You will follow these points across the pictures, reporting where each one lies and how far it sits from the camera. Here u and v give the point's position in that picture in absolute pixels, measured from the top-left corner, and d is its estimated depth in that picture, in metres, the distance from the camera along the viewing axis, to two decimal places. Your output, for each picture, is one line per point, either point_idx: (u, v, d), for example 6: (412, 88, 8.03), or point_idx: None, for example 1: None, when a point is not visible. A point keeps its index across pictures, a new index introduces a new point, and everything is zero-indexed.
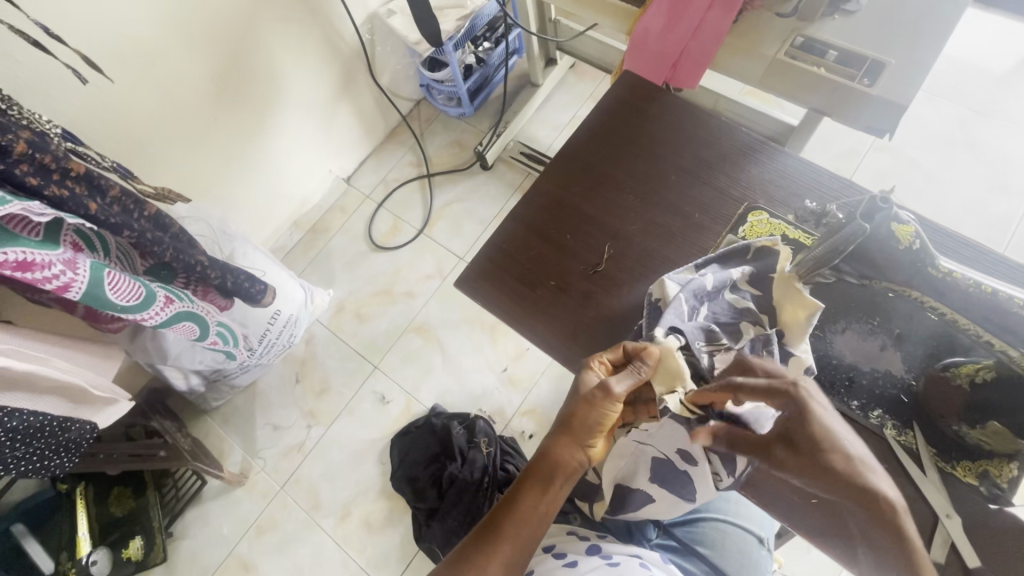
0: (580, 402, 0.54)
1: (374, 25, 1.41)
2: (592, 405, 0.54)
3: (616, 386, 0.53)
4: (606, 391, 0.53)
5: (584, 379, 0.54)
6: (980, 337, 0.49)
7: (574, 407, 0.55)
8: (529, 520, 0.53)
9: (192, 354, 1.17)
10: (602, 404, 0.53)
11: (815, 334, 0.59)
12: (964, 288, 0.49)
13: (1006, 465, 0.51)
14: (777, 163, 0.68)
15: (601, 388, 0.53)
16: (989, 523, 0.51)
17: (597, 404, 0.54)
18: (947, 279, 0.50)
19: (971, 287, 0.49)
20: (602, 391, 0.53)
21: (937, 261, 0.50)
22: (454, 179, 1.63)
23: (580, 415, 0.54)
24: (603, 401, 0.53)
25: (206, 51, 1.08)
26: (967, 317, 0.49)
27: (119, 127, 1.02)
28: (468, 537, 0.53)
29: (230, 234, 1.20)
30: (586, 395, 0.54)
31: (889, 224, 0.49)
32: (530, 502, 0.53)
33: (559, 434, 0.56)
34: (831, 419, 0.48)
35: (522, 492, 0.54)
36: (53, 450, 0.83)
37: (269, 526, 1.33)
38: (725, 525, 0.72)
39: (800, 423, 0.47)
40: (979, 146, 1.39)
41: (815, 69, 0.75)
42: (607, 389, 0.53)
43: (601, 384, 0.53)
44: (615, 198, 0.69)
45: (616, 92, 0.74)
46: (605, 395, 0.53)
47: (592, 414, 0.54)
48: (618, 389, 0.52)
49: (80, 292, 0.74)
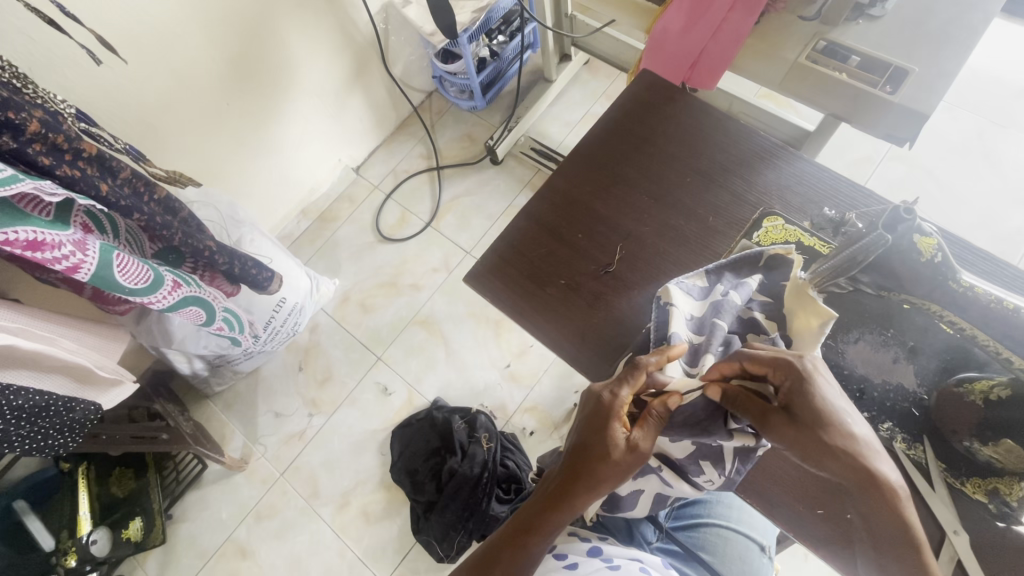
0: (606, 464, 0.48)
1: (389, 15, 1.40)
2: (619, 469, 0.48)
3: (646, 445, 0.48)
4: (637, 452, 0.48)
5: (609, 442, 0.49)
6: (999, 353, 0.49)
7: (595, 466, 0.49)
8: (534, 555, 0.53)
9: (198, 338, 1.17)
10: (630, 467, 0.49)
11: (827, 344, 0.58)
12: (986, 304, 0.48)
13: (1016, 484, 0.50)
14: (793, 168, 0.67)
15: (630, 448, 0.48)
16: (996, 541, 0.51)
17: (624, 468, 0.48)
18: (967, 293, 0.49)
19: (993, 303, 0.48)
20: (633, 455, 0.48)
21: (960, 275, 0.49)
22: (464, 173, 1.62)
23: (603, 479, 0.48)
24: (632, 467, 0.48)
25: (219, 36, 1.08)
26: (988, 334, 0.49)
27: (131, 109, 1.02)
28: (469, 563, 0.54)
29: (238, 220, 1.20)
30: (616, 459, 0.48)
31: (911, 236, 0.49)
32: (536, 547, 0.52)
33: (574, 487, 0.50)
34: (835, 399, 0.47)
35: (531, 541, 0.52)
36: (58, 429, 0.84)
37: (267, 512, 1.33)
38: (726, 532, 0.72)
39: (810, 408, 0.46)
40: (996, 158, 1.37)
41: (836, 74, 0.74)
42: (637, 451, 0.48)
43: (630, 446, 0.48)
44: (629, 199, 0.68)
45: (633, 90, 0.73)
46: (635, 454, 0.48)
47: (614, 478, 0.49)
48: (646, 449, 0.48)
49: (89, 274, 0.74)
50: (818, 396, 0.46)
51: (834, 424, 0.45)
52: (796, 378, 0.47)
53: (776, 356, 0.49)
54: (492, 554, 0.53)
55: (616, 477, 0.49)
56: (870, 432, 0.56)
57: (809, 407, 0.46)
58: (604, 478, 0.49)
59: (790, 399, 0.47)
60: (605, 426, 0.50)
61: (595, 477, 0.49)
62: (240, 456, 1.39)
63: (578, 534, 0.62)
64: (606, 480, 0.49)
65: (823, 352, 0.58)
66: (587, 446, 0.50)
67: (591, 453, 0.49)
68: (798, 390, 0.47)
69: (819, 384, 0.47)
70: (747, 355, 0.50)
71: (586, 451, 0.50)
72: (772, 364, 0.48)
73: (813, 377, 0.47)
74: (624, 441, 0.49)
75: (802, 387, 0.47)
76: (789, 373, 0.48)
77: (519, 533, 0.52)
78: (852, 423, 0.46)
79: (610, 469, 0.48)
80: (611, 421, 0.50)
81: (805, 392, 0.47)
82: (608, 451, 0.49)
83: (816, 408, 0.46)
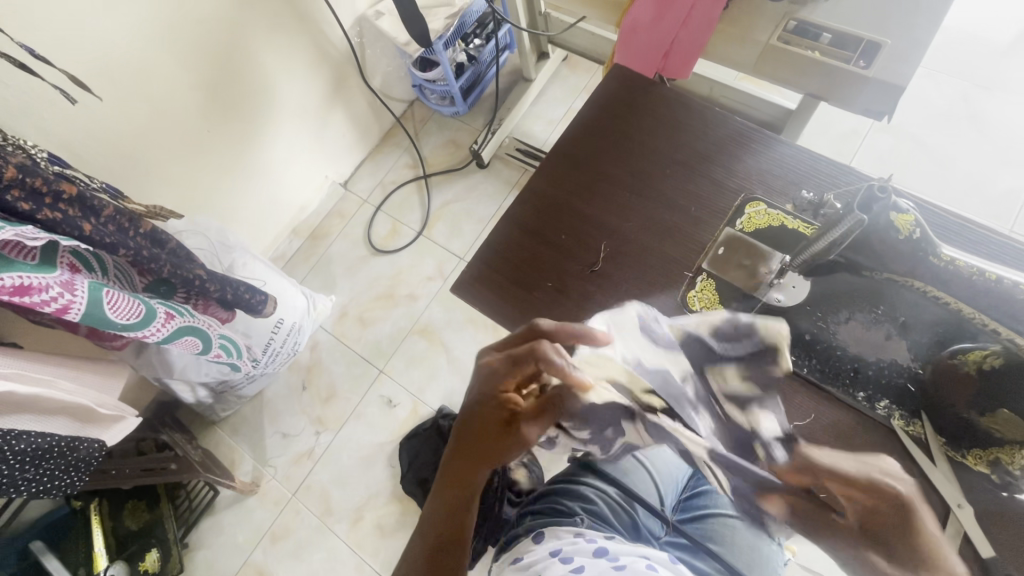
0: (491, 440, 0.53)
1: (362, 28, 1.41)
2: (508, 436, 0.52)
3: (534, 429, 0.52)
4: (523, 432, 0.52)
5: (500, 406, 0.53)
6: (986, 324, 0.50)
7: (482, 441, 0.53)
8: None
9: (198, 366, 1.18)
10: (518, 438, 0.52)
11: (817, 325, 0.59)
12: (967, 275, 0.51)
13: (1017, 453, 0.49)
14: (772, 151, 0.66)
15: (513, 429, 0.52)
16: (1004, 511, 0.50)
17: (514, 439, 0.52)
18: (948, 266, 0.52)
19: (974, 274, 0.51)
20: (522, 427, 0.52)
21: (940, 250, 0.52)
22: (451, 179, 1.62)
23: (489, 453, 0.53)
24: (518, 443, 0.52)
25: (193, 65, 1.08)
26: (971, 305, 0.51)
27: (112, 145, 1.02)
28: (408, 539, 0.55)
29: (229, 246, 1.19)
30: (500, 437, 0.53)
31: (888, 213, 0.51)
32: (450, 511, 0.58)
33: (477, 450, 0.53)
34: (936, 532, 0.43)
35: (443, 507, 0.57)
36: (64, 470, 0.84)
37: (282, 533, 1.34)
38: (731, 521, 0.70)
39: (898, 540, 0.42)
40: (983, 121, 1.36)
41: (809, 54, 0.73)
42: (525, 423, 0.52)
43: (520, 418, 0.52)
44: (610, 196, 0.68)
45: (607, 85, 0.73)
46: (523, 435, 0.52)
47: (501, 451, 0.53)
48: (534, 421, 0.52)
49: (80, 313, 0.75)
50: (911, 522, 0.42)
51: (929, 564, 0.41)
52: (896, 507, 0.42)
53: (870, 480, 0.44)
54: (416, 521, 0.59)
55: (508, 443, 0.52)
56: (867, 410, 0.55)
57: (901, 539, 0.42)
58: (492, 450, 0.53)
59: (885, 529, 0.42)
60: (488, 406, 0.54)
61: (483, 450, 0.53)
62: (251, 479, 1.40)
63: (581, 533, 0.62)
64: (492, 453, 0.53)
65: (813, 332, 0.58)
66: (484, 413, 0.54)
67: (476, 429, 0.54)
68: (895, 520, 0.42)
69: (915, 522, 0.42)
70: (821, 470, 0.44)
71: (472, 427, 0.54)
72: (869, 486, 0.44)
73: (912, 507, 0.43)
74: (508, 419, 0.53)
75: (896, 517, 0.42)
76: (884, 498, 0.43)
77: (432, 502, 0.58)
78: (953, 564, 0.42)
79: (499, 437, 0.53)
80: (492, 401, 0.54)
81: (899, 526, 0.42)
82: (492, 429, 0.53)
83: (905, 541, 0.42)
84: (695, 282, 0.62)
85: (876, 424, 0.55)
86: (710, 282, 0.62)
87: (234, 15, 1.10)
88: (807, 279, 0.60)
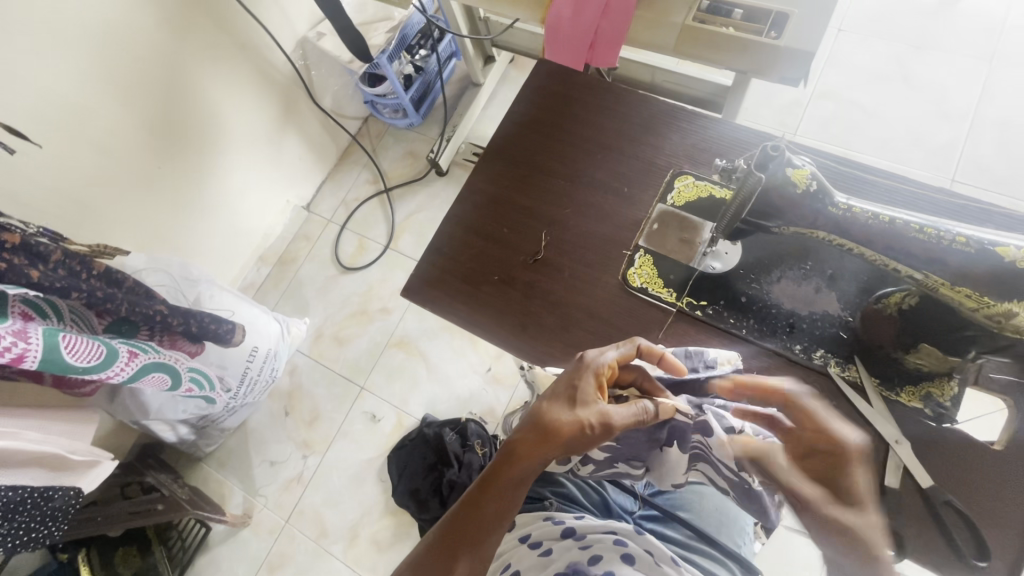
0: (569, 420, 0.50)
1: (305, 50, 1.42)
2: (582, 428, 0.50)
3: (615, 419, 0.50)
4: (602, 418, 0.50)
5: (582, 393, 0.52)
6: (889, 266, 0.53)
7: (560, 420, 0.51)
8: (497, 527, 0.52)
9: (174, 404, 1.16)
10: (591, 435, 0.50)
11: (752, 285, 0.62)
12: (865, 221, 0.53)
13: (946, 384, 0.54)
14: (695, 126, 0.69)
15: (598, 414, 0.50)
16: (937, 441, 0.54)
17: (588, 434, 0.50)
18: (846, 214, 0.53)
19: (870, 219, 0.52)
20: (601, 420, 0.50)
21: (837, 199, 0.53)
22: (413, 189, 1.62)
23: (563, 435, 0.50)
24: (595, 433, 0.50)
25: (134, 100, 1.08)
26: (872, 249, 0.53)
27: (59, 191, 1.01)
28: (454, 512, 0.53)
29: (193, 278, 1.18)
30: (580, 418, 0.50)
31: (784, 170, 0.53)
32: (488, 511, 0.52)
33: (540, 435, 0.51)
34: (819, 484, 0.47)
35: (487, 500, 0.52)
36: (39, 521, 0.81)
37: (280, 562, 1.33)
38: (700, 487, 0.73)
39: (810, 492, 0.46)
40: (915, 79, 1.41)
41: (724, 30, 0.76)
42: (605, 419, 0.50)
43: (601, 412, 0.50)
44: (547, 185, 0.70)
45: (534, 80, 0.75)
46: (601, 426, 0.50)
47: (573, 438, 0.50)
48: (615, 418, 0.50)
49: (36, 360, 0.73)
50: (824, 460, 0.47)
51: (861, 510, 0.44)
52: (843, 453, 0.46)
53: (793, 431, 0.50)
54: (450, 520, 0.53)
55: (580, 438, 0.50)
56: (805, 361, 0.58)
57: (843, 483, 0.45)
58: (566, 434, 0.50)
59: (825, 468, 0.46)
60: (580, 385, 0.53)
61: (556, 431, 0.50)
62: (243, 511, 1.39)
63: (550, 516, 0.64)
64: (565, 437, 0.50)
65: (748, 294, 0.61)
66: (560, 402, 0.52)
67: (557, 409, 0.52)
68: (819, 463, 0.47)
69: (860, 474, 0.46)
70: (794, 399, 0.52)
71: (552, 407, 0.53)
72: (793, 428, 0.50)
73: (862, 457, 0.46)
74: (596, 407, 0.51)
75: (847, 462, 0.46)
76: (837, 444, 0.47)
77: (478, 492, 0.53)
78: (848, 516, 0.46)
79: (572, 427, 0.50)
80: (586, 381, 0.53)
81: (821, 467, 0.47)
82: (575, 409, 0.51)
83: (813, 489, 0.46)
84: (634, 259, 0.65)
85: (814, 373, 0.58)
86: (648, 258, 0.65)
87: (168, 48, 1.10)
88: (736, 244, 0.63)
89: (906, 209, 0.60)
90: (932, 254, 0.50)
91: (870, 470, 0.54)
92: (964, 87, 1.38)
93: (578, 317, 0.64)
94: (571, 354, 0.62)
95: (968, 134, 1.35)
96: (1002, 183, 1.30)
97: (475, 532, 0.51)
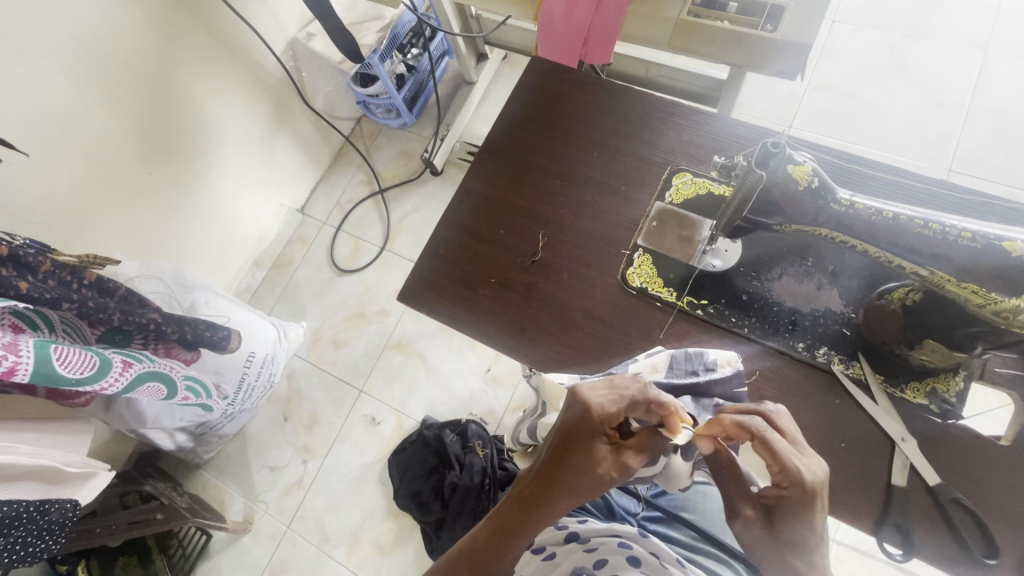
0: (590, 478, 0.48)
1: (296, 51, 1.40)
2: (603, 483, 0.48)
3: (636, 469, 0.49)
4: (625, 471, 0.48)
5: (598, 446, 0.49)
6: (892, 262, 0.53)
7: (579, 478, 0.48)
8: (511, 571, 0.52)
9: (171, 412, 1.15)
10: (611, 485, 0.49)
11: (753, 283, 0.61)
12: (867, 217, 0.52)
13: (951, 379, 0.54)
14: (692, 122, 0.68)
15: (617, 468, 0.48)
16: (943, 437, 0.53)
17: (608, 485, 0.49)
18: (848, 210, 0.52)
19: (873, 215, 0.52)
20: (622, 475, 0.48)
21: (838, 196, 0.52)
22: (408, 189, 1.61)
23: (584, 494, 0.48)
24: (615, 484, 0.49)
25: (123, 106, 1.06)
26: (875, 246, 0.53)
27: (48, 200, 0.99)
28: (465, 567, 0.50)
29: (187, 285, 1.16)
30: (601, 475, 0.48)
31: (785, 167, 0.52)
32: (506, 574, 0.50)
33: (558, 495, 0.48)
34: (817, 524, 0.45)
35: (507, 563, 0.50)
36: (36, 535, 0.80)
37: (282, 567, 1.32)
38: (703, 487, 0.73)
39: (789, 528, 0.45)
40: (910, 68, 1.40)
41: (719, 24, 0.75)
42: (625, 471, 0.49)
43: (621, 465, 0.48)
44: (544, 185, 0.69)
45: (528, 78, 0.74)
46: (621, 477, 0.49)
47: (595, 493, 0.49)
48: (635, 469, 0.49)
49: (29, 374, 0.72)
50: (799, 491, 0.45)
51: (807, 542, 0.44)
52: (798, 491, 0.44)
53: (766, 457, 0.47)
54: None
55: (599, 490, 0.49)
56: (808, 359, 0.58)
57: (791, 519, 0.45)
58: (587, 492, 0.48)
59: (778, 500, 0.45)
60: (594, 441, 0.49)
61: (578, 491, 0.48)
62: (243, 518, 1.38)
63: (553, 521, 0.64)
64: (588, 495, 0.49)
65: (749, 292, 0.61)
66: (575, 458, 0.49)
67: (572, 468, 0.49)
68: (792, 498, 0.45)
69: (817, 510, 0.45)
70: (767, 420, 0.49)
71: (565, 466, 0.49)
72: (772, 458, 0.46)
73: (817, 492, 0.45)
74: (614, 461, 0.49)
75: (804, 500, 0.45)
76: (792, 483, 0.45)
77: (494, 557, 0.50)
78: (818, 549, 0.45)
79: (593, 483, 0.48)
80: (599, 433, 0.49)
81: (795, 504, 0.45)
82: (593, 466, 0.48)
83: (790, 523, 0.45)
84: (633, 258, 0.64)
85: (817, 371, 0.57)
86: (647, 257, 0.64)
87: (156, 52, 1.08)
88: (736, 242, 0.62)
89: (907, 203, 0.60)
90: (935, 250, 0.50)
91: (876, 469, 0.53)
92: (960, 76, 1.37)
93: (577, 319, 0.63)
94: (571, 358, 0.61)
95: (965, 123, 1.34)
96: (999, 172, 1.30)
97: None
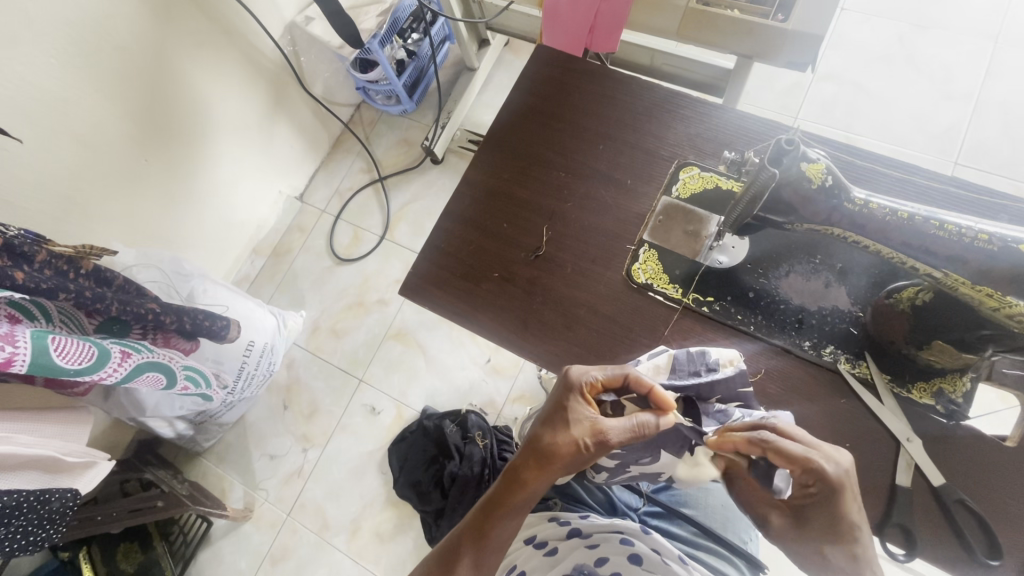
0: (564, 441, 0.49)
1: (294, 36, 1.37)
2: (580, 449, 0.49)
3: (612, 436, 0.48)
4: (599, 437, 0.48)
5: (575, 412, 0.51)
6: (906, 263, 0.52)
7: (553, 441, 0.50)
8: (500, 544, 0.52)
9: (170, 401, 1.15)
10: (591, 453, 0.49)
11: (760, 280, 0.60)
12: (881, 217, 0.51)
13: (959, 380, 0.54)
14: (701, 115, 0.67)
15: (592, 433, 0.49)
16: (948, 437, 0.53)
17: (586, 453, 0.49)
18: (862, 210, 0.51)
19: (887, 215, 0.51)
20: (597, 439, 0.48)
21: (852, 195, 0.51)
22: (408, 178, 1.59)
23: (560, 456, 0.49)
24: (592, 451, 0.49)
25: (119, 91, 1.04)
26: (889, 247, 0.52)
27: (43, 186, 0.98)
28: (455, 535, 0.53)
29: (185, 273, 1.15)
30: (576, 438, 0.49)
31: (799, 164, 0.51)
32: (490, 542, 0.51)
33: (534, 457, 0.50)
34: (855, 516, 0.47)
35: (493, 526, 0.51)
36: (37, 524, 0.79)
37: (282, 554, 1.33)
38: (707, 484, 0.72)
39: (824, 525, 0.47)
40: (919, 59, 1.38)
41: (728, 12, 0.73)
42: (602, 437, 0.48)
43: (595, 429, 0.49)
44: (548, 178, 0.68)
45: (534, 67, 0.72)
46: (598, 443, 0.49)
47: (570, 458, 0.49)
48: (612, 436, 0.48)
49: (26, 364, 0.71)
50: (834, 491, 0.46)
51: (846, 537, 0.47)
52: (826, 492, 0.46)
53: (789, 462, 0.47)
54: (455, 548, 0.52)
55: (579, 457, 0.49)
56: (815, 359, 0.57)
57: (819, 518, 0.47)
58: (563, 455, 0.49)
59: (809, 501, 0.48)
60: (571, 404, 0.51)
61: (553, 453, 0.49)
62: (244, 505, 1.38)
63: (555, 516, 0.65)
64: (564, 458, 0.49)
65: (756, 289, 0.60)
66: (551, 424, 0.51)
67: (549, 429, 0.51)
68: (823, 500, 0.47)
69: (847, 501, 0.47)
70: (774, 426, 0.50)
71: (546, 428, 0.51)
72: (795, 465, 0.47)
73: (844, 489, 0.46)
74: (589, 423, 0.49)
75: (830, 497, 0.46)
76: (817, 483, 0.46)
77: (482, 520, 0.52)
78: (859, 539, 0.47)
79: (568, 446, 0.49)
80: (576, 398, 0.51)
81: (828, 503, 0.47)
82: (569, 428, 0.50)
83: (829, 518, 0.47)
84: (638, 254, 0.63)
85: (823, 370, 0.57)
86: (652, 253, 0.63)
87: (152, 34, 1.06)
88: (744, 238, 0.61)
89: (918, 200, 0.59)
90: (951, 252, 0.49)
91: (881, 467, 0.53)
92: (969, 67, 1.35)
93: (581, 315, 0.62)
94: (575, 354, 0.61)
95: (973, 115, 1.33)
96: (1005, 166, 1.28)
97: (479, 562, 0.51)
